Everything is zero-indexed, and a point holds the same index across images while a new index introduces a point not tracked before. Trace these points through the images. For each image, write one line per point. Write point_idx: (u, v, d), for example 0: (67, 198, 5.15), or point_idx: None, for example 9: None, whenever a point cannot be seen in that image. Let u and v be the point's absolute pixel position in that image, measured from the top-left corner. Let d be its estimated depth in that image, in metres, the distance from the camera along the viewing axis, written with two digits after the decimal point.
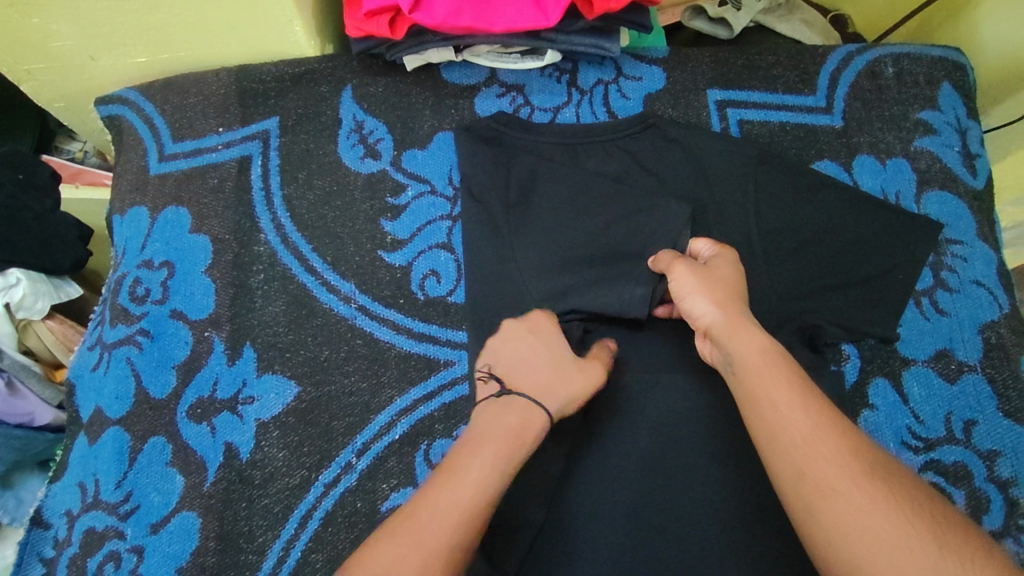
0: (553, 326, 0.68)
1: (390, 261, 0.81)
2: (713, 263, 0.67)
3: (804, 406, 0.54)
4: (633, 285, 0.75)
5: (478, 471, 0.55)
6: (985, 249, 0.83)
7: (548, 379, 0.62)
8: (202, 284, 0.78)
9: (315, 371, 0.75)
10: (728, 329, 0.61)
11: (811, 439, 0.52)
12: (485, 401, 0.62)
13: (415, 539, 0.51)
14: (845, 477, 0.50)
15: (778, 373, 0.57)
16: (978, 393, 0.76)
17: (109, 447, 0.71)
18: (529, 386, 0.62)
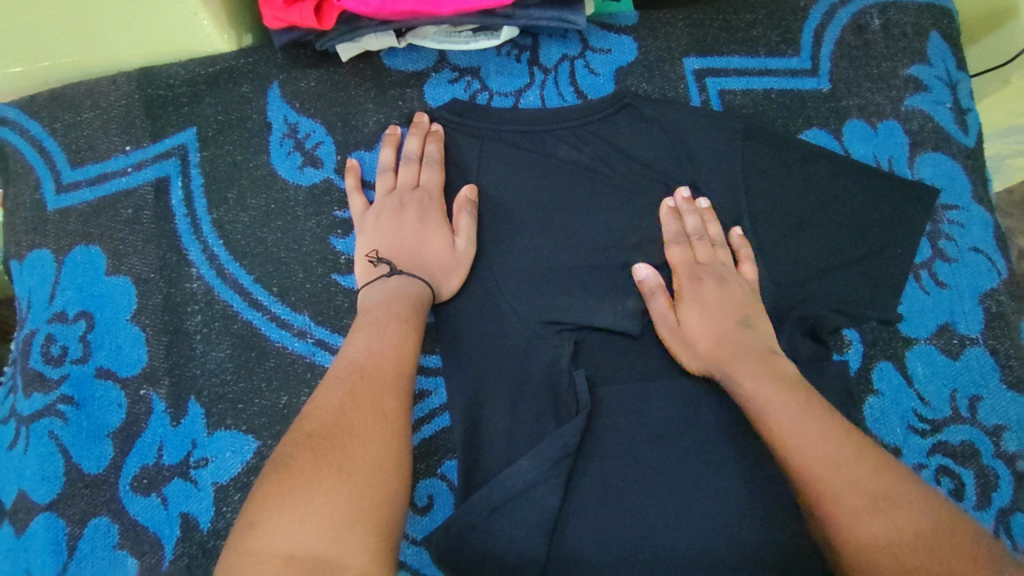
0: (435, 202, 0.71)
1: (346, 284, 0.71)
2: (694, 287, 0.69)
3: (825, 432, 0.54)
4: (625, 296, 0.71)
5: (395, 326, 0.60)
6: (982, 212, 0.78)
7: (434, 263, 0.68)
8: (130, 334, 0.67)
9: (275, 421, 0.67)
10: (740, 371, 0.62)
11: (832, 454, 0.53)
12: (374, 280, 0.66)
13: (361, 375, 0.55)
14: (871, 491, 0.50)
15: (789, 399, 0.58)
16: (981, 366, 0.73)
17: (41, 538, 0.62)
18: (415, 267, 0.67)
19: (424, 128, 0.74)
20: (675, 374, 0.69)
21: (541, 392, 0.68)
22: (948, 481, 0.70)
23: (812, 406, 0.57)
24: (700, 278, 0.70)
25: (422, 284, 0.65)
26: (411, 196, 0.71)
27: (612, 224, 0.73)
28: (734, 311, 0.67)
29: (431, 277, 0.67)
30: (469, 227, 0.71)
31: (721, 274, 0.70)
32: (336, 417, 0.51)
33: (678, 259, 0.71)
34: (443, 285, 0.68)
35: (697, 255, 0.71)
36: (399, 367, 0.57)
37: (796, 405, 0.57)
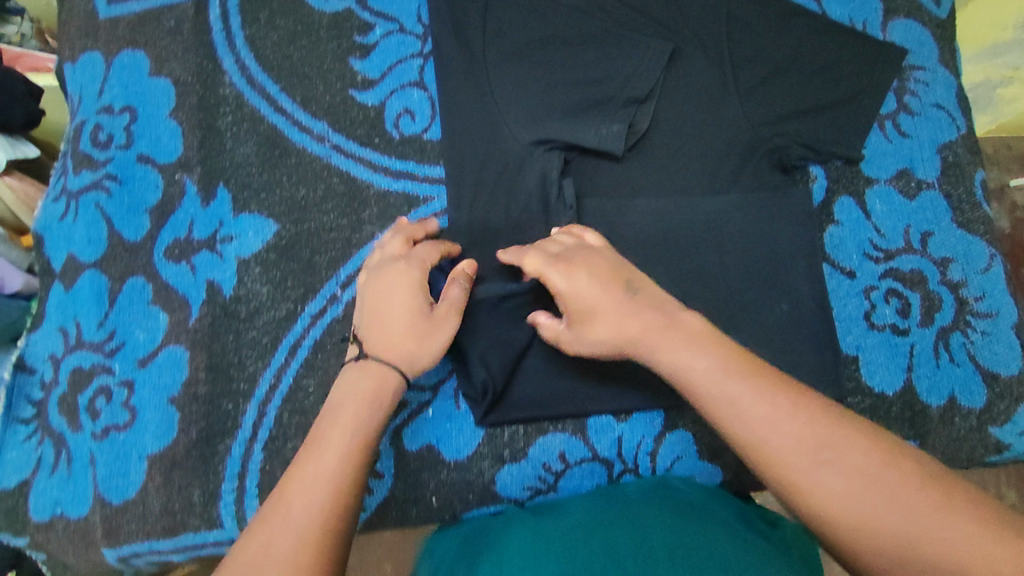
0: (412, 271, 0.64)
1: (362, 100, 0.78)
2: (569, 280, 0.61)
3: (768, 399, 0.50)
4: (608, 122, 0.76)
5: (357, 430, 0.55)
6: (946, 75, 0.84)
7: (407, 336, 0.61)
8: (168, 127, 0.75)
9: (293, 209, 0.75)
10: (659, 344, 0.56)
11: (777, 419, 0.49)
12: (350, 366, 0.62)
13: (317, 451, 0.52)
14: (820, 449, 0.47)
15: (701, 356, 0.54)
16: (935, 207, 0.81)
17: (87, 291, 0.71)
18: (386, 345, 0.61)
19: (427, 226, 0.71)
20: (650, 193, 0.78)
21: (535, 201, 0.75)
22: (896, 302, 0.78)
23: (739, 365, 0.53)
24: (570, 267, 0.62)
25: (386, 368, 0.59)
26: (391, 267, 0.65)
27: (607, 55, 0.78)
28: (610, 284, 0.60)
29: (402, 356, 0.60)
30: (453, 303, 0.63)
31: (592, 252, 0.63)
32: (265, 546, 0.46)
33: (538, 267, 0.63)
34: (416, 354, 0.61)
35: (546, 250, 0.64)
36: (360, 434, 0.54)
37: (734, 389, 0.51)
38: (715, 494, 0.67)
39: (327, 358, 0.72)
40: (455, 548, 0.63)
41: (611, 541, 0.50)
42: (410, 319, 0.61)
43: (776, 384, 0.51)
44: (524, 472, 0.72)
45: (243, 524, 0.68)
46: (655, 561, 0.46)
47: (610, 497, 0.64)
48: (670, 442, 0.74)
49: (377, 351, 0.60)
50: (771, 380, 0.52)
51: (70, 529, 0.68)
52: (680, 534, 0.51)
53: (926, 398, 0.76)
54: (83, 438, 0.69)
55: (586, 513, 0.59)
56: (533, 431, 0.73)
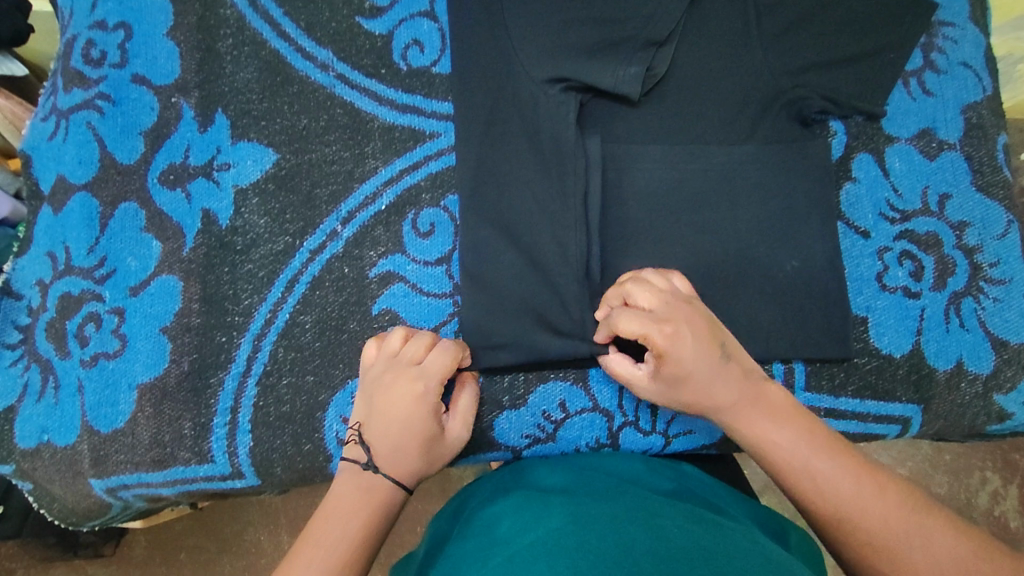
0: (433, 390, 0.61)
1: (369, 28, 0.75)
2: (674, 342, 0.57)
3: (855, 476, 0.54)
4: (626, 63, 0.73)
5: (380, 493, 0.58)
6: (976, 33, 0.81)
7: (416, 458, 0.60)
8: (165, 47, 0.72)
9: (293, 140, 0.71)
10: (749, 414, 0.58)
11: (867, 496, 0.52)
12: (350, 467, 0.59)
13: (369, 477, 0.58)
14: (910, 528, 0.51)
15: (787, 431, 0.57)
16: (955, 169, 0.77)
17: (77, 215, 0.68)
18: (396, 457, 0.59)
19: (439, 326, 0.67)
20: (664, 140, 0.75)
21: (546, 142, 0.72)
22: (910, 264, 0.75)
23: (822, 441, 0.56)
24: (674, 328, 0.58)
25: (396, 488, 0.58)
26: (408, 376, 0.61)
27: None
28: (709, 351, 0.58)
29: (412, 474, 0.60)
30: (462, 417, 0.64)
31: (681, 303, 0.60)
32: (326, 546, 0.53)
33: (643, 328, 0.57)
34: (423, 474, 0.61)
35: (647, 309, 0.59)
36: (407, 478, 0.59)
37: (822, 467, 0.54)
38: (736, 500, 0.63)
39: (325, 296, 0.68)
40: (468, 539, 0.54)
41: (626, 528, 0.45)
42: (424, 439, 0.60)
43: (858, 466, 0.55)
44: (522, 420, 0.70)
45: (235, 460, 0.65)
46: (674, 556, 0.42)
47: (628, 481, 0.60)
48: None
49: (388, 467, 0.58)
50: (854, 460, 0.55)
51: (57, 458, 0.66)
52: (698, 533, 0.46)
53: (934, 363, 0.73)
54: (71, 365, 0.66)
55: (612, 501, 0.51)
56: (534, 379, 0.70)
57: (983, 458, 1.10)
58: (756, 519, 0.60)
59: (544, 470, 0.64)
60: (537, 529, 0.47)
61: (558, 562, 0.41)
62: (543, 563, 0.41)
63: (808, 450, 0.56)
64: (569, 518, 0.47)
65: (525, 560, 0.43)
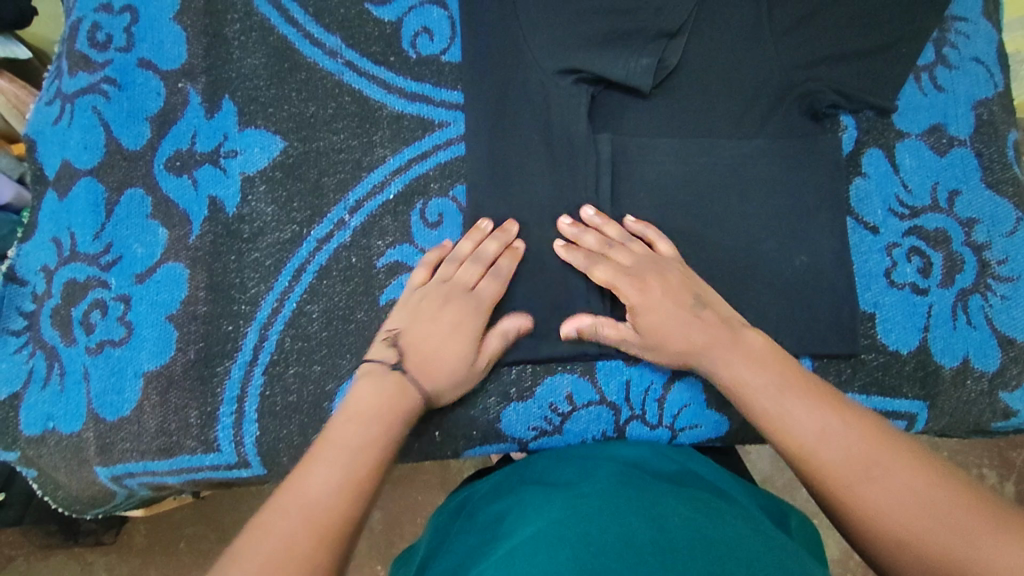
0: (479, 314, 0.63)
1: (378, 15, 0.74)
2: (644, 294, 0.63)
3: (823, 415, 0.54)
4: (637, 55, 0.72)
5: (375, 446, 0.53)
6: (988, 29, 0.81)
7: (445, 376, 0.61)
8: (172, 32, 0.71)
9: (301, 127, 0.71)
10: (721, 356, 0.60)
11: (828, 433, 0.52)
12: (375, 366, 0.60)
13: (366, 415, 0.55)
14: (865, 463, 0.50)
15: (758, 373, 0.58)
16: (965, 166, 0.77)
17: (83, 200, 0.67)
18: (426, 366, 0.60)
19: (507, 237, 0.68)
20: (674, 132, 0.74)
21: (556, 136, 0.72)
22: (918, 261, 0.75)
23: (795, 382, 0.57)
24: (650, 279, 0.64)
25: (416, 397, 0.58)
26: (460, 296, 0.64)
27: None
28: (678, 302, 0.62)
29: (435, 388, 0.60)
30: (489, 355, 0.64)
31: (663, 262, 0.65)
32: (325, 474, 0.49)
33: (613, 279, 0.65)
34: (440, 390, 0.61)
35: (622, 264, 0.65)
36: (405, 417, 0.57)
37: (790, 407, 0.55)
38: (745, 490, 0.62)
39: (333, 286, 0.68)
40: (470, 534, 0.53)
41: (626, 518, 0.44)
42: (461, 355, 0.62)
43: (828, 404, 0.54)
44: (529, 413, 0.69)
45: (241, 449, 0.65)
46: (674, 547, 0.41)
47: (634, 470, 0.59)
48: (680, 390, 0.70)
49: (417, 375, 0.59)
50: (828, 399, 0.55)
51: (62, 445, 0.65)
52: (700, 522, 0.45)
53: (941, 360, 0.73)
54: (76, 353, 0.65)
55: (613, 491, 0.50)
56: (542, 372, 0.70)
57: (980, 455, 1.11)
58: (763, 509, 0.59)
59: (548, 462, 0.63)
60: (533, 524, 0.46)
61: (554, 556, 0.41)
62: (542, 556, 0.41)
63: (777, 389, 0.57)
64: (567, 510, 0.47)
65: (522, 556, 0.42)
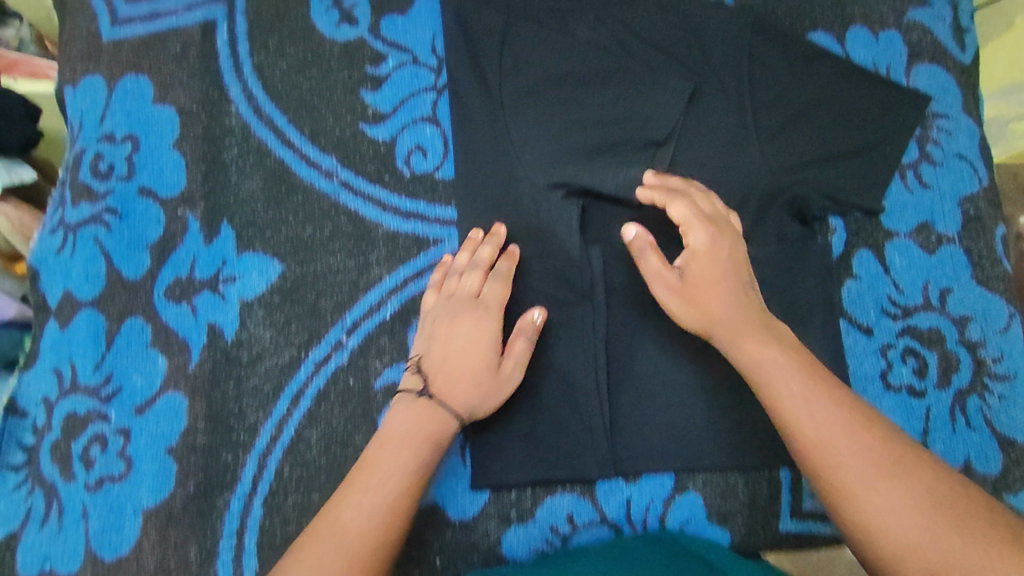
0: (491, 317, 0.66)
1: (373, 134, 0.76)
2: (710, 245, 0.64)
3: (843, 413, 0.54)
4: (626, 168, 0.74)
5: (367, 515, 0.55)
6: (969, 123, 0.82)
7: (474, 386, 0.63)
8: (172, 159, 0.73)
9: (298, 249, 0.72)
10: (743, 335, 0.60)
11: (846, 429, 0.53)
12: (406, 395, 0.63)
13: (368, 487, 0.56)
14: (883, 469, 0.51)
15: (780, 358, 0.58)
16: (954, 263, 0.78)
17: (83, 331, 0.68)
18: (452, 383, 0.63)
19: (494, 234, 0.71)
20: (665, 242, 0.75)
21: (549, 249, 0.73)
22: (914, 361, 0.75)
23: (814, 372, 0.57)
24: (716, 237, 0.65)
25: (450, 423, 0.61)
26: (468, 308, 0.66)
27: (626, 98, 0.76)
28: (738, 270, 0.64)
29: (466, 406, 0.63)
30: (516, 361, 0.65)
31: (725, 230, 0.66)
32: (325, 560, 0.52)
33: (687, 217, 0.65)
34: (474, 403, 0.63)
35: (701, 211, 0.66)
36: (411, 480, 0.58)
37: (814, 397, 0.55)
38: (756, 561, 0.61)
39: (330, 410, 0.68)
40: None
41: None
42: (483, 364, 0.64)
43: (848, 397, 0.56)
44: (529, 534, 0.69)
45: None
46: None
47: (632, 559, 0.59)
48: (680, 505, 0.70)
49: (443, 398, 0.62)
50: (844, 393, 0.56)
51: None
52: None
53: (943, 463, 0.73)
54: (75, 490, 0.65)
55: None
56: (542, 492, 0.70)
57: None
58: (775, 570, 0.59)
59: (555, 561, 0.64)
60: None
61: None
62: None
63: (797, 376, 0.57)
64: None
65: None
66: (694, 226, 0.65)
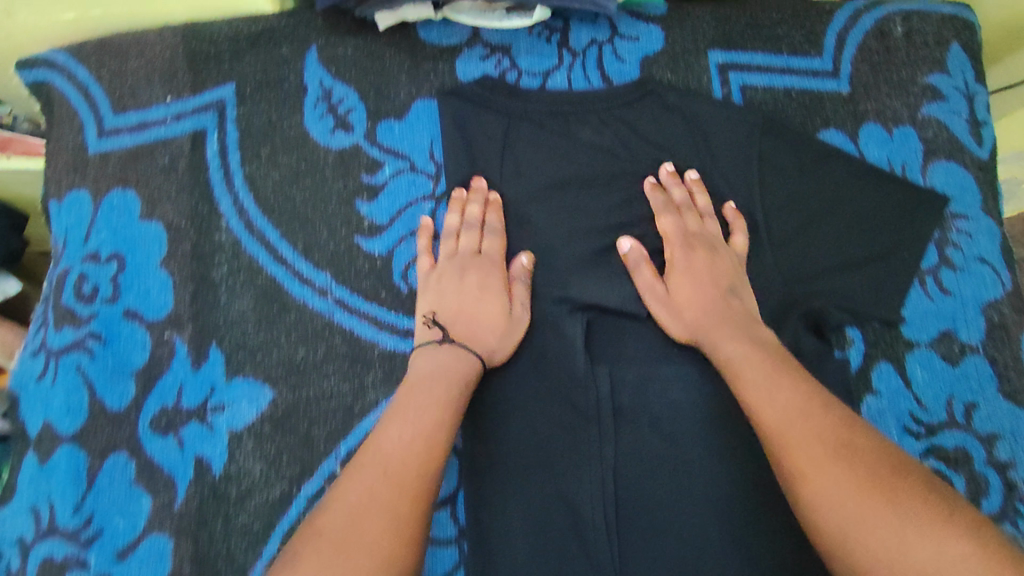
0: (495, 269, 0.69)
1: (369, 248, 0.73)
2: (689, 257, 0.70)
3: (800, 398, 0.55)
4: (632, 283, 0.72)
5: (387, 488, 0.51)
6: (990, 224, 0.78)
7: (490, 332, 0.66)
8: (159, 279, 0.70)
9: (291, 374, 0.69)
10: (719, 336, 0.64)
11: (801, 411, 0.54)
12: (428, 346, 0.65)
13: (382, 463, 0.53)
14: (834, 446, 0.50)
15: (748, 350, 0.62)
16: (979, 375, 0.74)
17: (62, 468, 0.65)
18: (469, 331, 0.66)
19: (484, 195, 0.72)
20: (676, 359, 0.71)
21: (556, 372, 0.70)
22: None
23: (779, 364, 0.60)
24: (695, 250, 0.70)
25: (474, 359, 0.64)
26: (473, 263, 0.69)
27: (630, 208, 0.74)
28: (719, 275, 0.69)
29: (485, 348, 0.66)
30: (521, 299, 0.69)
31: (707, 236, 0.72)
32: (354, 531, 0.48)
33: (674, 227, 0.72)
34: (491, 347, 0.66)
35: (687, 225, 0.72)
36: (430, 445, 0.55)
37: (772, 385, 0.57)
38: None
39: None
40: None
41: None
42: (496, 312, 0.67)
43: (819, 391, 0.56)
44: None
45: None
46: None
47: None
48: None
49: (465, 342, 0.65)
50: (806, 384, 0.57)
51: None
52: None
53: None
54: None
55: None
56: None
57: None
58: None
59: None
60: None
61: None
62: None
63: (763, 365, 0.60)
64: None
65: None
66: (677, 235, 0.71)
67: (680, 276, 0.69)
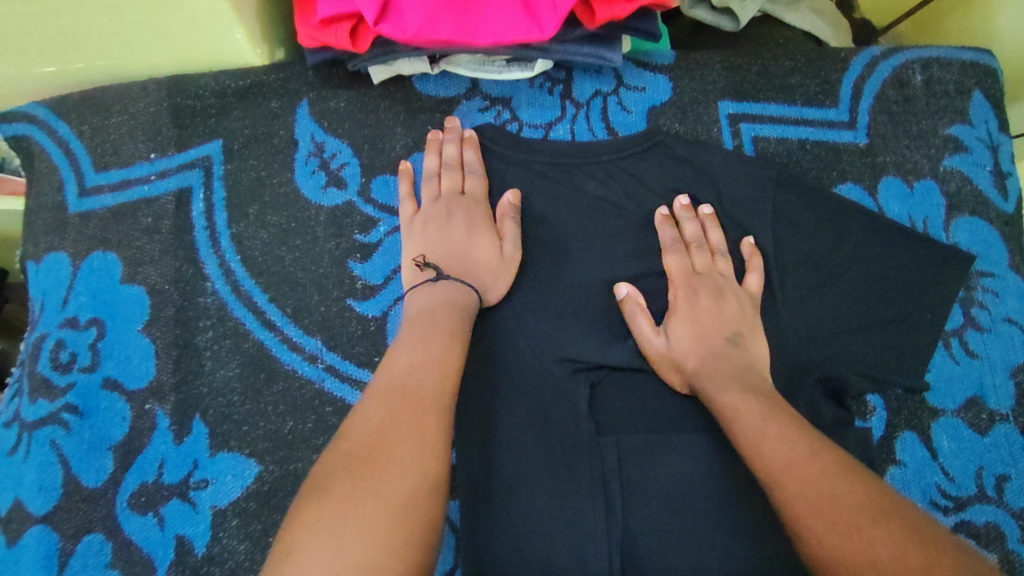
0: (482, 207, 0.69)
1: (362, 310, 0.69)
2: (689, 302, 0.66)
3: (790, 438, 0.51)
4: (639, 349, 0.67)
5: (413, 423, 0.49)
6: (1018, 282, 0.74)
7: (483, 269, 0.65)
8: (140, 346, 0.66)
9: (279, 447, 0.65)
10: (714, 382, 0.60)
11: (792, 453, 0.50)
12: (420, 286, 0.63)
13: (400, 392, 0.51)
14: (827, 491, 0.47)
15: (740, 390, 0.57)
16: (1010, 444, 0.70)
17: (32, 552, 0.60)
18: (463, 268, 0.65)
19: (459, 132, 0.72)
20: None
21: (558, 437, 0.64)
22: None
23: (773, 407, 0.55)
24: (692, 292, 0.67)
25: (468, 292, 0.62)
26: (460, 205, 0.68)
27: (636, 268, 0.71)
28: (719, 317, 0.65)
29: (479, 284, 0.64)
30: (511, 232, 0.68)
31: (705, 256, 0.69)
32: (387, 460, 0.47)
33: (681, 262, 0.68)
34: (485, 287, 0.65)
35: (693, 264, 0.69)
36: (444, 378, 0.53)
37: (762, 425, 0.53)
38: None
39: None
40: None
41: None
42: (486, 246, 0.66)
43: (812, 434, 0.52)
44: None
45: None
46: None
47: None
48: None
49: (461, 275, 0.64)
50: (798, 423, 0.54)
51: None
52: None
53: None
54: None
55: None
56: None
57: None
58: None
59: None
60: None
61: None
62: None
63: (758, 405, 0.55)
64: None
65: None
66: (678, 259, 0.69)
67: (679, 319, 0.65)
